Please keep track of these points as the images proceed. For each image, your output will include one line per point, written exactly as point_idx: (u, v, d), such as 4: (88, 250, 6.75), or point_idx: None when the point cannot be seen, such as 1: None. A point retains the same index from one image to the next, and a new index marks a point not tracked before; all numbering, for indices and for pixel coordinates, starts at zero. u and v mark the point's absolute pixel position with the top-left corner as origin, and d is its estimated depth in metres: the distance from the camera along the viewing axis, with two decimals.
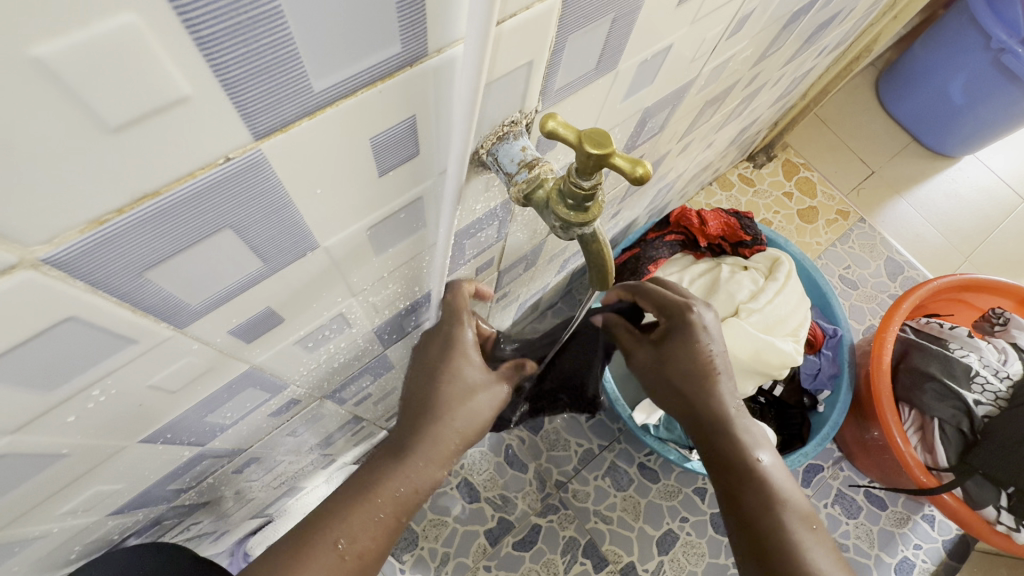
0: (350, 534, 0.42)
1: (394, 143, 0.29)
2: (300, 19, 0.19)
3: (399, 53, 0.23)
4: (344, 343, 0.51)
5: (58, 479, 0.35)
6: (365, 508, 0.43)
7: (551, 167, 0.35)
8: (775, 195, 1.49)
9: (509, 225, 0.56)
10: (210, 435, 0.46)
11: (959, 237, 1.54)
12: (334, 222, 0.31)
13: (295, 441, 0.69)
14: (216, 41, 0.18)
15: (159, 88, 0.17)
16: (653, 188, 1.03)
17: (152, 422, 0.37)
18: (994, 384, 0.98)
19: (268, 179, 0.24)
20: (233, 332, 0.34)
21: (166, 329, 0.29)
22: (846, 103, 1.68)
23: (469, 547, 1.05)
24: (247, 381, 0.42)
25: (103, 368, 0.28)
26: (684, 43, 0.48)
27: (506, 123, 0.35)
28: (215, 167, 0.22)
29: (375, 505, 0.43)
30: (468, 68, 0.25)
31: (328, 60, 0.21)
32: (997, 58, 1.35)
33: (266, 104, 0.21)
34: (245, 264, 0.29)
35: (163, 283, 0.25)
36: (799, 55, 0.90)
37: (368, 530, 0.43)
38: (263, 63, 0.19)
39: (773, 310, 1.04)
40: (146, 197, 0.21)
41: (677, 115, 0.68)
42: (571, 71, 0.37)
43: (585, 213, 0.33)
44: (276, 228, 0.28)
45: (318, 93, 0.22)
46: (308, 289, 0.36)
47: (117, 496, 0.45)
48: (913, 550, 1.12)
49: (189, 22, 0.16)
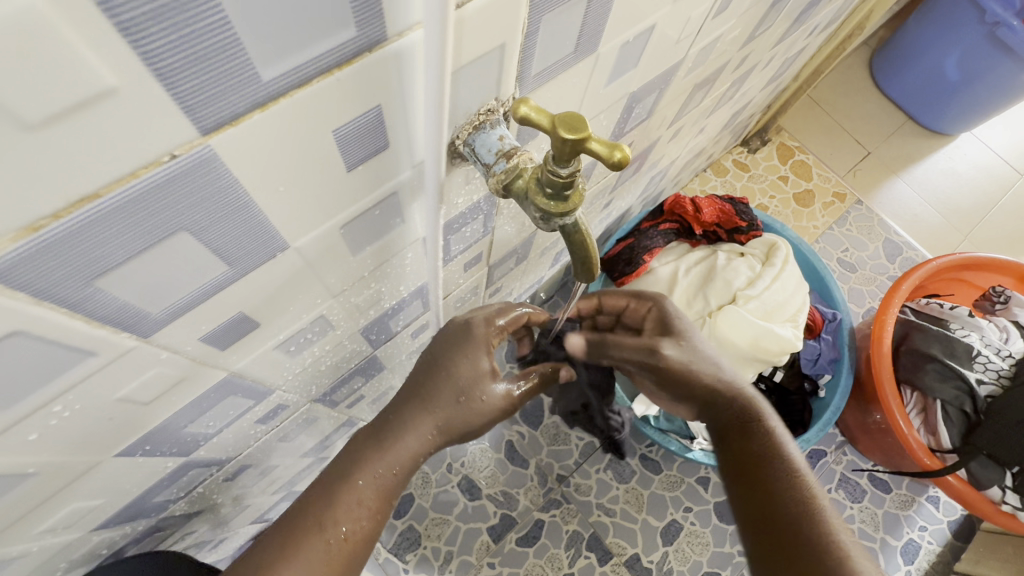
0: (336, 519, 0.42)
1: (360, 135, 0.27)
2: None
3: (355, 37, 0.22)
4: (329, 346, 0.49)
5: (31, 496, 0.34)
6: (352, 504, 0.43)
7: (530, 155, 0.34)
8: (770, 179, 1.47)
9: (495, 218, 0.54)
10: (194, 445, 0.45)
11: (957, 215, 1.53)
12: (302, 221, 0.30)
13: (288, 446, 0.68)
14: (143, 26, 0.16)
15: (81, 79, 0.16)
16: (646, 175, 1.01)
17: (128, 435, 0.36)
18: (997, 363, 0.97)
19: (223, 178, 0.23)
20: (204, 340, 0.32)
21: (127, 339, 0.27)
22: (840, 84, 1.66)
23: (472, 544, 1.04)
24: (227, 389, 0.41)
25: (62, 383, 0.27)
26: (667, 23, 0.46)
27: (481, 112, 0.34)
28: (159, 166, 0.20)
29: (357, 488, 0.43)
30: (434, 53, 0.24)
31: (275, 47, 0.20)
32: (992, 33, 1.33)
33: (209, 97, 0.19)
34: (208, 268, 0.27)
35: (117, 291, 0.24)
36: (790, 33, 0.88)
37: (352, 513, 0.43)
38: (201, 52, 0.18)
39: (772, 296, 1.03)
40: (85, 200, 0.19)
41: (665, 100, 0.66)
42: (548, 56, 0.35)
43: (564, 202, 0.32)
44: (237, 230, 0.27)
45: (268, 82, 0.21)
46: (283, 291, 0.35)
47: (100, 511, 0.44)
48: (919, 532, 1.12)
49: (105, 4, 0.15)
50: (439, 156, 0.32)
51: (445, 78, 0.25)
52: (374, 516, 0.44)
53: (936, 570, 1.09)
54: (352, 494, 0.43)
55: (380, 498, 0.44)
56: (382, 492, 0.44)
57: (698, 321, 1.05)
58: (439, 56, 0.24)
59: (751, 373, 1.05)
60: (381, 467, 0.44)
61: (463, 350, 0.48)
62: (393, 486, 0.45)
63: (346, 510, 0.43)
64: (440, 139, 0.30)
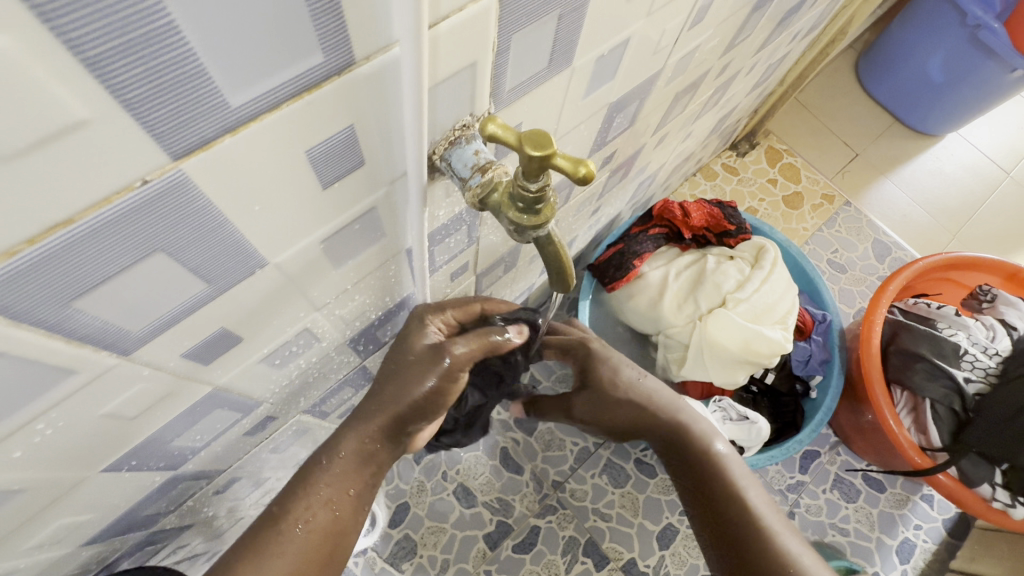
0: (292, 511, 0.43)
1: (335, 154, 0.28)
2: (203, 32, 0.18)
3: (323, 63, 0.23)
4: (316, 357, 0.50)
5: (18, 512, 0.34)
6: (306, 493, 0.43)
7: (505, 169, 0.34)
8: (759, 182, 1.48)
9: (480, 228, 0.55)
10: (182, 458, 0.45)
11: (945, 215, 1.54)
12: (281, 238, 0.31)
13: (280, 457, 0.68)
14: (109, 60, 0.17)
15: (51, 111, 0.17)
16: (634, 181, 1.02)
17: (113, 450, 0.36)
18: (983, 361, 0.98)
19: (197, 200, 0.24)
20: (188, 355, 0.33)
21: (109, 357, 0.28)
22: (827, 87, 1.68)
23: (468, 552, 1.04)
24: (213, 402, 0.41)
25: (44, 402, 0.27)
26: (643, 35, 0.47)
27: (456, 128, 0.35)
28: (132, 191, 0.21)
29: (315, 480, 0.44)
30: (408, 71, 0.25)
31: (242, 76, 0.20)
32: (974, 35, 1.34)
33: (178, 124, 0.20)
34: (187, 286, 0.28)
35: (96, 311, 0.25)
36: (771, 40, 0.89)
37: (307, 504, 0.43)
38: (167, 83, 0.19)
39: (761, 298, 1.04)
40: (59, 226, 0.20)
41: (647, 108, 0.67)
42: (522, 72, 0.36)
43: (537, 215, 0.33)
44: (214, 249, 0.27)
45: (237, 108, 0.21)
46: (265, 305, 0.35)
47: (88, 526, 0.44)
48: (914, 530, 1.12)
49: (70, 42, 0.16)
50: (423, 165, 0.33)
51: (426, 92, 0.26)
52: (332, 505, 0.44)
53: (932, 569, 1.09)
54: (310, 487, 0.43)
55: (338, 486, 0.44)
56: (340, 478, 0.44)
57: (689, 324, 1.06)
58: (418, 75, 0.25)
59: (742, 376, 1.06)
60: (332, 453, 0.44)
61: (406, 333, 0.50)
62: (351, 473, 0.45)
63: (301, 500, 0.43)
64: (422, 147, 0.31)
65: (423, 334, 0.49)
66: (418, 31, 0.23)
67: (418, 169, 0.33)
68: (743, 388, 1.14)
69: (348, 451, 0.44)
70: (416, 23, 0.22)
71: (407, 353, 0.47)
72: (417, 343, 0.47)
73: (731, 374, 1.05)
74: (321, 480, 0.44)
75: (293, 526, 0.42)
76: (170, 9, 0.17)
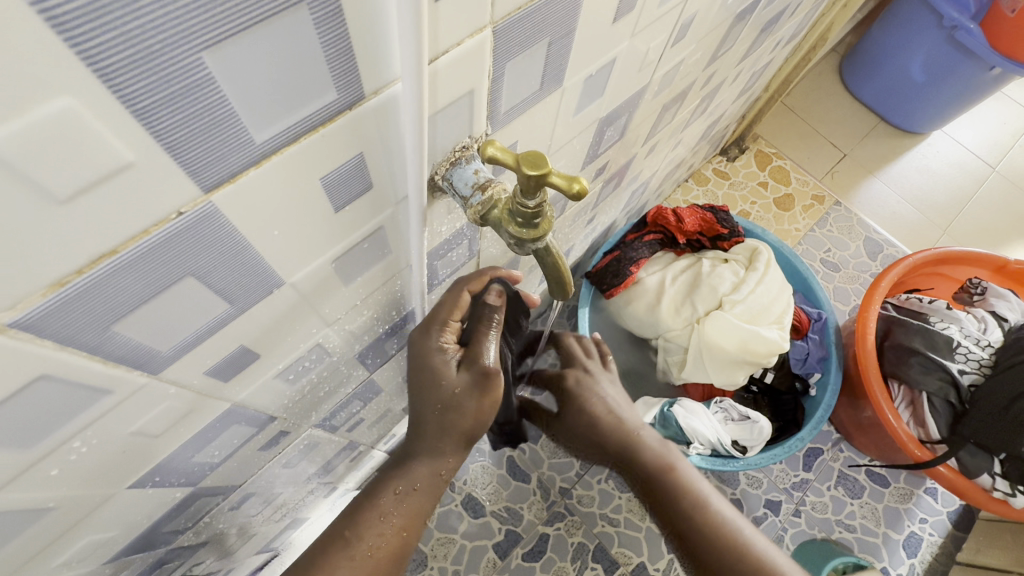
0: (360, 537, 0.47)
1: (346, 179, 0.30)
2: (234, 80, 0.20)
3: (336, 99, 0.25)
4: (326, 373, 0.52)
5: (50, 530, 0.36)
6: (377, 519, 0.48)
7: (505, 186, 0.37)
8: (750, 185, 1.51)
9: (479, 242, 0.57)
10: (200, 474, 0.47)
11: (934, 211, 1.57)
12: (296, 260, 0.33)
13: (291, 472, 0.70)
14: (153, 110, 0.19)
15: (105, 157, 0.19)
16: (627, 189, 1.04)
17: (138, 467, 0.38)
18: (977, 353, 1.00)
19: (223, 227, 0.26)
20: (210, 373, 0.35)
21: (140, 376, 0.30)
22: (812, 90, 1.72)
23: (478, 562, 1.05)
24: (232, 418, 0.43)
25: (79, 422, 0.29)
26: (628, 54, 0.50)
27: (457, 149, 0.37)
28: (169, 222, 0.23)
29: (379, 506, 0.49)
30: (410, 105, 0.27)
31: (264, 116, 0.23)
32: (951, 36, 1.38)
33: (209, 160, 0.22)
34: (211, 307, 0.30)
35: (131, 333, 0.27)
36: (754, 49, 0.92)
37: (374, 528, 0.48)
38: (202, 125, 0.21)
39: (757, 299, 1.06)
40: (104, 256, 0.22)
41: (636, 120, 0.70)
42: (516, 94, 0.39)
43: (535, 229, 0.35)
44: (238, 271, 0.29)
45: (260, 143, 0.23)
46: (281, 323, 0.37)
47: (112, 543, 0.46)
48: (919, 524, 1.13)
49: (123, 97, 0.18)
50: (422, 191, 0.35)
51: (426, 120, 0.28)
52: (401, 532, 0.49)
53: (939, 561, 1.10)
54: (377, 513, 0.48)
55: (405, 515, 0.49)
56: (409, 509, 0.49)
57: (687, 327, 1.08)
58: (417, 109, 0.27)
59: (741, 376, 1.07)
60: (401, 485, 0.49)
61: (421, 366, 0.48)
62: (418, 505, 0.50)
63: (371, 526, 0.48)
64: (421, 172, 0.33)
65: (445, 362, 0.48)
66: (417, 69, 0.25)
67: (416, 193, 0.35)
68: (744, 388, 1.16)
69: (419, 484, 0.50)
70: (414, 64, 0.25)
71: (446, 391, 0.47)
72: (447, 377, 0.47)
73: (730, 375, 1.07)
74: (394, 509, 0.49)
75: (365, 550, 0.47)
76: (206, 61, 0.19)
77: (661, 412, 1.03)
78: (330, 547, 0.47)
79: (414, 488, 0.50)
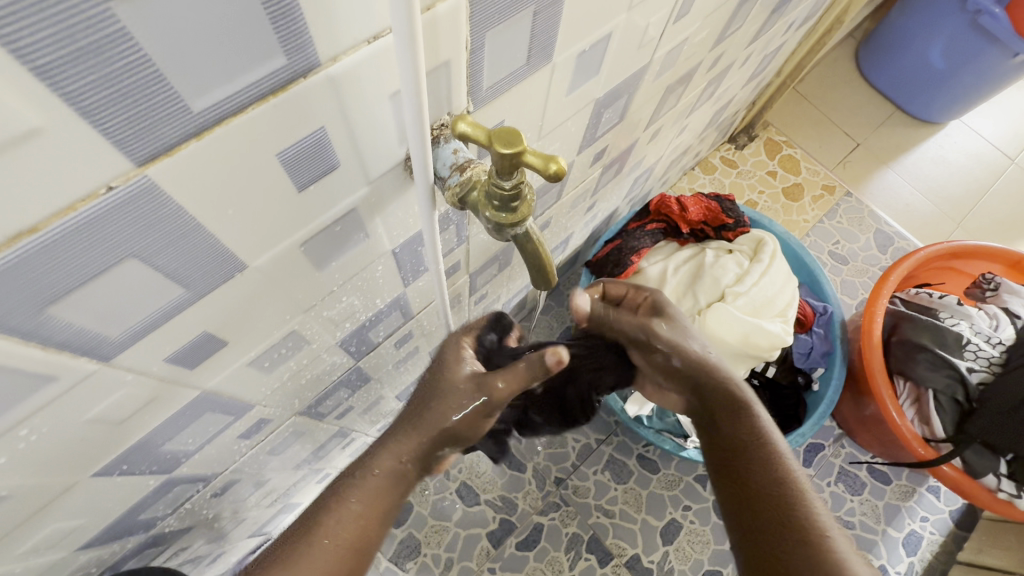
0: (327, 530, 0.44)
1: (307, 156, 0.28)
2: (157, 38, 0.18)
3: (286, 65, 0.23)
4: (307, 360, 0.50)
5: (10, 517, 0.35)
6: (335, 511, 0.45)
7: (485, 167, 0.34)
8: (758, 174, 1.47)
9: (469, 226, 0.55)
10: (175, 462, 0.46)
11: (949, 203, 1.52)
12: (258, 242, 0.31)
13: (279, 458, 0.69)
14: (60, 69, 0.17)
15: (5, 123, 0.17)
16: (630, 176, 1.01)
17: (102, 455, 0.37)
18: (987, 350, 0.96)
19: (167, 206, 0.24)
20: (171, 360, 0.33)
21: (89, 363, 0.28)
22: (827, 76, 1.66)
23: (471, 551, 1.04)
24: (203, 406, 0.41)
25: (25, 409, 0.28)
26: (625, 30, 0.47)
27: (435, 128, 0.35)
28: (98, 197, 0.21)
29: (342, 502, 0.45)
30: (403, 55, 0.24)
31: (202, 82, 0.20)
32: (974, 21, 1.32)
33: (140, 129, 0.20)
34: (164, 291, 0.28)
35: (68, 318, 0.25)
36: (766, 29, 0.88)
37: (340, 525, 0.44)
38: (124, 88, 0.19)
39: (760, 292, 1.03)
40: (23, 234, 0.20)
41: (637, 102, 0.67)
42: (499, 69, 0.36)
43: (513, 213, 0.33)
44: (191, 254, 0.27)
45: (201, 112, 0.21)
46: (249, 309, 0.35)
47: (84, 530, 0.45)
48: (921, 522, 1.11)
49: (19, 52, 0.16)
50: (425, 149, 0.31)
51: (421, 85, 0.26)
52: (361, 521, 0.45)
53: (940, 561, 1.08)
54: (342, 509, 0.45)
55: (371, 507, 0.46)
56: (369, 498, 0.46)
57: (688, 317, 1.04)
58: (411, 67, 0.25)
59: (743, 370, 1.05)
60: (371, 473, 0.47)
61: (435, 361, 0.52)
62: (378, 498, 0.46)
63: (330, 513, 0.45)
64: (425, 152, 0.31)
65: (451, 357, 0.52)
66: (410, 19, 0.22)
67: (424, 162, 0.32)
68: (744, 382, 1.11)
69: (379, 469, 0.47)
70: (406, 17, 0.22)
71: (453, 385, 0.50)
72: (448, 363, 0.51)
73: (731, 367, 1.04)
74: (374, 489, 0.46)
75: (323, 537, 0.43)
76: (119, 16, 0.17)
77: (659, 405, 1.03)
78: (294, 546, 0.43)
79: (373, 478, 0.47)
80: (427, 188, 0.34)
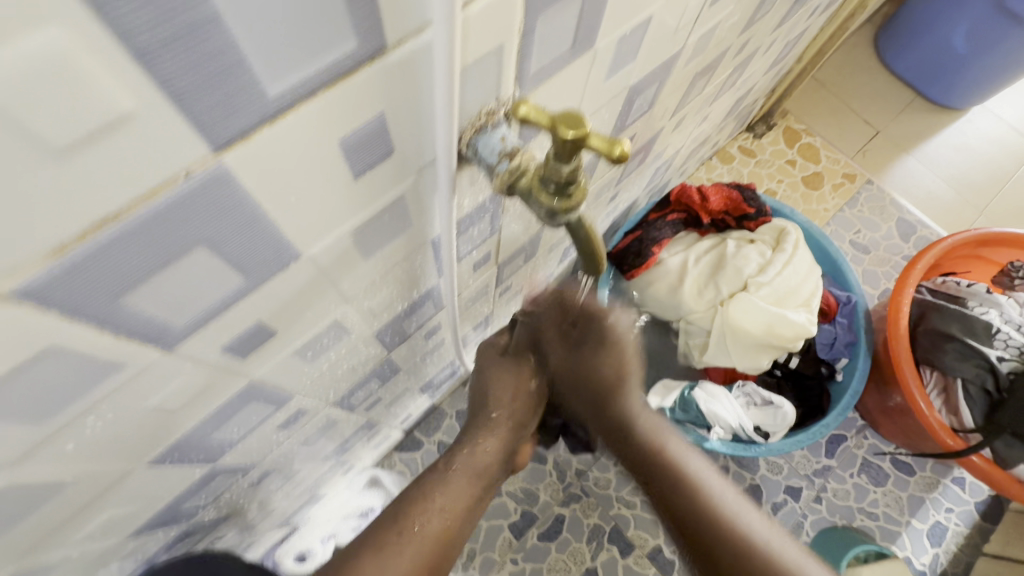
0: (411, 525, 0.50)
1: (366, 142, 0.28)
2: (243, 19, 0.18)
3: (357, 48, 0.23)
4: (345, 350, 0.50)
5: (69, 505, 0.36)
6: (425, 507, 0.51)
7: (533, 154, 0.34)
8: (777, 163, 1.45)
9: (502, 217, 0.55)
10: (220, 451, 0.46)
11: (971, 190, 1.50)
12: (314, 230, 0.31)
13: (311, 450, 0.69)
14: (157, 53, 0.17)
15: (102, 107, 0.17)
16: (651, 166, 1.00)
17: (156, 444, 0.37)
18: (1017, 339, 0.95)
19: (237, 192, 0.24)
20: (227, 348, 0.33)
21: (154, 351, 0.29)
22: (846, 63, 1.63)
23: (494, 541, 1.05)
24: (250, 396, 0.42)
25: (94, 396, 0.28)
26: (663, 15, 0.46)
27: (482, 114, 0.34)
28: (177, 183, 0.21)
29: (427, 508, 0.51)
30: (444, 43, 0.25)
31: (279, 65, 0.20)
32: (1000, 2, 1.30)
33: (220, 115, 0.20)
34: (225, 279, 0.28)
35: (142, 305, 0.25)
36: (791, 15, 0.87)
37: (428, 520, 0.51)
38: (211, 71, 0.19)
39: (784, 281, 1.02)
40: (109, 220, 0.20)
41: (666, 90, 0.66)
42: (546, 54, 0.36)
43: (568, 199, 0.33)
44: (254, 242, 0.28)
45: (275, 97, 0.21)
46: (299, 297, 0.35)
47: (134, 517, 0.45)
48: (945, 514, 1.10)
49: (122, 31, 0.16)
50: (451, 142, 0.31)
51: (457, 74, 0.26)
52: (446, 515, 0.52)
53: (964, 552, 1.08)
54: (433, 504, 0.52)
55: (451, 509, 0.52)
56: (452, 489, 0.53)
57: (711, 309, 1.05)
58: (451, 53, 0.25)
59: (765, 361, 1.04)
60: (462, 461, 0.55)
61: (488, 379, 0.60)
62: (459, 492, 0.53)
63: (417, 509, 0.51)
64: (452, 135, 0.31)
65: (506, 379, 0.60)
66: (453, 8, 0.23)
67: (447, 153, 0.32)
68: (766, 372, 1.11)
69: (455, 464, 0.55)
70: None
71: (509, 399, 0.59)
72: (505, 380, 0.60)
73: (754, 358, 1.03)
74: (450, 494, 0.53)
75: (415, 531, 0.50)
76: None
77: (681, 396, 1.02)
78: (382, 535, 0.49)
79: (455, 473, 0.54)
80: (449, 174, 0.34)
